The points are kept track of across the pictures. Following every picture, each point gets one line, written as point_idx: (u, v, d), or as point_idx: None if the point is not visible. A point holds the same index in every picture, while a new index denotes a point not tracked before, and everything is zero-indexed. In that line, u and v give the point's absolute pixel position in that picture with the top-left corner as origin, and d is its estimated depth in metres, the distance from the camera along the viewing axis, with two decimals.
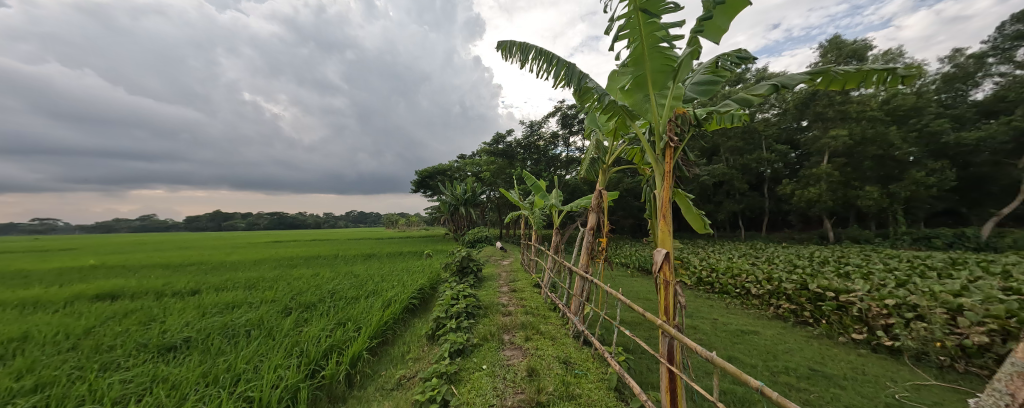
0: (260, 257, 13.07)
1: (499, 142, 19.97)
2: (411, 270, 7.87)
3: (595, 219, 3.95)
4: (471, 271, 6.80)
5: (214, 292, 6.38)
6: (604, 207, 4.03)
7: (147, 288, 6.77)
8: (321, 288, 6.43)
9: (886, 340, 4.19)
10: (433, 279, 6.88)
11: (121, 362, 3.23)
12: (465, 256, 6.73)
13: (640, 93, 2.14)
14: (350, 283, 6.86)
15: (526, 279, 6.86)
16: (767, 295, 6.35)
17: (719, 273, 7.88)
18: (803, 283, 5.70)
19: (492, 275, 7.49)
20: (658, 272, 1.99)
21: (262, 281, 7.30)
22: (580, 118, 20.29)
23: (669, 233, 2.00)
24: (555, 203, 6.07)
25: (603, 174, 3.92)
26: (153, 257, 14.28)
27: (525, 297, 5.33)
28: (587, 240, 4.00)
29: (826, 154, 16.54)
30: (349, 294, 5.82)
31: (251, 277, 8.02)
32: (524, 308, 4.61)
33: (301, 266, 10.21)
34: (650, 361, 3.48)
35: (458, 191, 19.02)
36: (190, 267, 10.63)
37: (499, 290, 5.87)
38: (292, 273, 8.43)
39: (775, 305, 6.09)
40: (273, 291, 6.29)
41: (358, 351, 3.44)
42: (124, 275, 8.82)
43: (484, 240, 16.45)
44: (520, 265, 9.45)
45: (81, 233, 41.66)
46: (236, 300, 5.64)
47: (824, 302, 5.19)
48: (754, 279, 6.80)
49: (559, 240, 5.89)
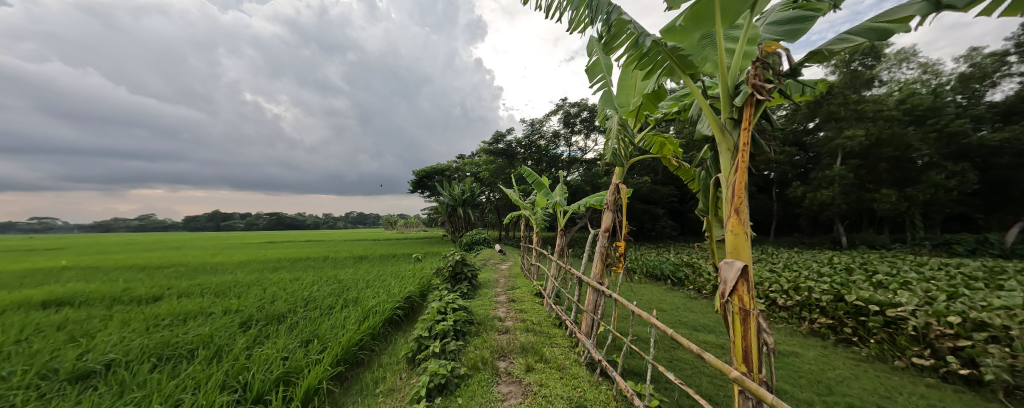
0: (247, 260, 12.36)
1: (498, 142, 19.25)
2: (401, 275, 7.18)
3: (611, 220, 3.27)
4: (465, 278, 6.10)
5: (180, 299, 5.69)
6: (622, 205, 3.34)
7: (102, 294, 6.04)
8: (298, 296, 5.73)
9: (959, 368, 3.49)
10: (423, 285, 6.18)
11: (11, 396, 2.55)
12: (458, 260, 6.03)
13: (698, 30, 1.50)
14: (332, 290, 6.16)
15: (526, 287, 6.17)
16: (796, 307, 5.67)
17: None
18: (837, 294, 5.03)
19: (489, 282, 6.76)
20: (727, 295, 1.33)
21: (236, 287, 6.58)
22: (582, 117, 19.58)
23: (744, 238, 1.32)
24: (560, 202, 5.32)
25: (620, 165, 3.21)
26: (137, 258, 13.61)
27: (526, 310, 4.62)
28: (601, 244, 3.31)
29: (839, 155, 15.85)
30: (325, 304, 5.14)
31: (225, 281, 7.28)
32: (524, 324, 3.91)
33: (288, 269, 9.54)
34: (682, 398, 2.78)
35: (456, 192, 18.32)
36: (168, 269, 9.90)
37: (495, 300, 5.17)
38: (273, 278, 7.74)
39: (809, 319, 5.39)
40: (242, 299, 5.59)
41: (315, 382, 2.76)
42: (90, 278, 8.07)
43: (483, 242, 15.74)
44: (519, 270, 8.74)
45: (75, 232, 40.96)
46: (196, 310, 4.94)
47: (868, 318, 4.51)
48: (780, 289, 6.11)
49: (564, 244, 5.18)
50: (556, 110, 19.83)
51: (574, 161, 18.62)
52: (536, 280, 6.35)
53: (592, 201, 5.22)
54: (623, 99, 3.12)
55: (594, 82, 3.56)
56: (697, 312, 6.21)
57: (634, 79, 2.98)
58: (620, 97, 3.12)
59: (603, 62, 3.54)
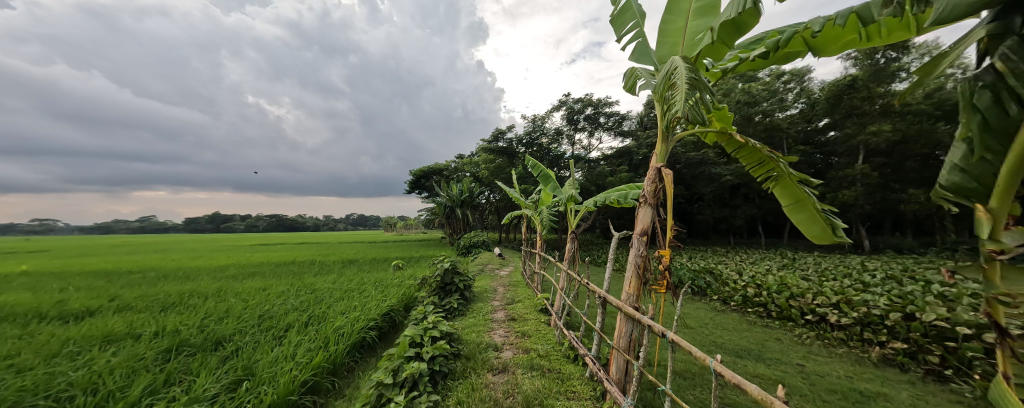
0: (228, 264, 11.51)
1: (497, 140, 18.29)
2: (385, 284, 6.23)
3: (651, 218, 2.30)
4: (455, 290, 5.11)
5: (115, 315, 4.75)
6: (666, 198, 2.35)
7: (23, 309, 5.07)
8: (256, 311, 4.82)
9: None
10: (406, 298, 5.24)
11: None
12: (448, 268, 5.07)
13: None
14: (299, 303, 5.20)
15: (526, 299, 5.22)
16: (855, 326, 4.68)
17: (772, 291, 6.19)
18: (908, 311, 4.21)
19: (484, 292, 5.79)
20: None
21: (190, 299, 5.64)
22: (585, 114, 18.67)
23: None
24: (573, 196, 4.31)
25: (663, 140, 2.31)
26: (115, 262, 12.81)
27: (530, 335, 3.64)
28: (636, 253, 2.32)
29: (862, 153, 14.81)
30: (284, 322, 4.24)
31: (182, 291, 6.31)
32: (527, 357, 2.95)
33: (266, 276, 8.62)
34: None
35: (453, 192, 17.36)
36: (135, 275, 8.98)
37: (491, 319, 4.22)
38: (241, 286, 6.79)
39: (876, 342, 4.40)
40: (187, 315, 4.68)
41: None
42: (38, 286, 7.16)
43: (481, 245, 14.80)
44: (520, 276, 7.78)
45: (71, 234, 40.41)
46: (122, 330, 4.02)
47: (957, 344, 3.64)
48: (831, 303, 5.14)
49: (575, 249, 4.20)
50: (558, 106, 18.89)
51: (577, 159, 17.65)
52: (541, 292, 5.33)
53: (613, 196, 4.15)
54: (668, 50, 2.34)
55: (622, 32, 2.64)
56: (736, 330, 5.20)
57: (684, 20, 2.24)
58: (662, 47, 2.35)
59: (635, 6, 2.61)
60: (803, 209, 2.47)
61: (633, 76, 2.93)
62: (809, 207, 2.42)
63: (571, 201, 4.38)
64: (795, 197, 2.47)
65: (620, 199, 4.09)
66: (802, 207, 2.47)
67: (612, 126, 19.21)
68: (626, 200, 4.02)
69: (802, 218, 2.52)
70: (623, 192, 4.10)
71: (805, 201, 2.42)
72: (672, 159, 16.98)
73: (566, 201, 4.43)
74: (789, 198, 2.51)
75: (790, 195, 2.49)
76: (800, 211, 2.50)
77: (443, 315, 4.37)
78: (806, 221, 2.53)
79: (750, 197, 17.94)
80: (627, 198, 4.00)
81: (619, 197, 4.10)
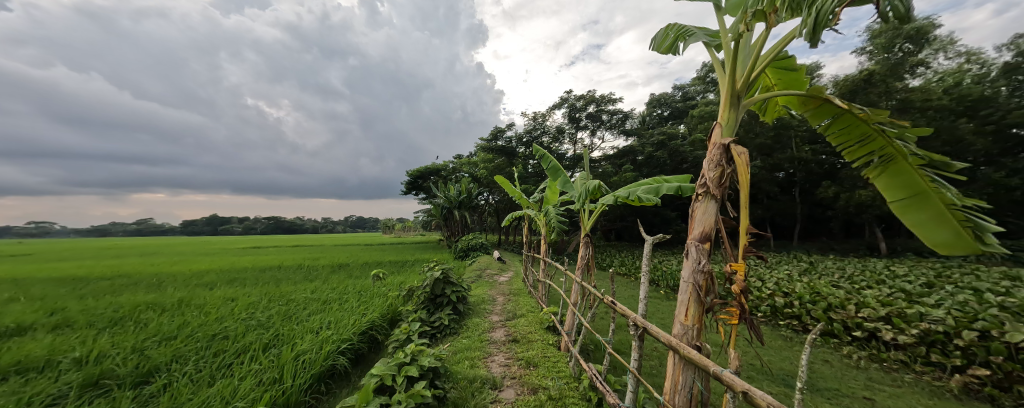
0: (210, 269, 10.78)
1: (497, 139, 17.66)
2: (370, 293, 5.47)
3: (716, 214, 1.58)
4: (447, 303, 4.35)
5: (42, 335, 3.99)
6: (737, 183, 1.63)
7: None
8: (211, 328, 4.07)
9: None
10: (391, 312, 4.51)
11: None
12: (438, 278, 4.34)
13: None
14: (265, 318, 4.47)
15: (530, 313, 4.50)
16: (919, 346, 3.96)
17: (805, 301, 5.48)
18: (986, 330, 3.51)
19: (482, 304, 5.05)
20: None
21: (142, 313, 4.89)
22: (587, 112, 17.98)
23: None
24: (603, 185, 3.34)
25: (731, 107, 1.62)
26: (92, 267, 12.07)
27: (537, 366, 2.90)
28: (693, 268, 1.59)
29: None
30: (236, 346, 3.50)
31: (138, 304, 5.55)
32: (536, 403, 2.25)
33: (246, 283, 7.88)
34: None
35: (452, 193, 16.65)
36: (105, 283, 8.26)
37: (489, 342, 3.48)
38: (210, 296, 6.06)
39: (953, 369, 3.66)
40: (129, 335, 3.96)
41: None
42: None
43: (480, 249, 14.04)
44: (521, 284, 7.05)
45: (70, 236, 40.11)
46: (36, 357, 3.29)
47: None
48: (880, 316, 4.44)
49: (589, 257, 3.47)
50: (560, 103, 18.20)
51: (579, 159, 16.94)
52: (547, 305, 4.59)
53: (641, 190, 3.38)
54: None
55: None
56: (774, 349, 4.51)
57: None
58: None
59: None
60: (923, 206, 1.80)
61: (672, 33, 2.24)
62: (936, 202, 1.74)
63: (598, 191, 3.43)
64: (911, 188, 1.80)
65: (649, 193, 3.33)
66: (922, 202, 1.80)
67: (616, 125, 18.50)
68: (658, 194, 3.28)
69: (921, 218, 1.85)
70: (652, 186, 3.35)
71: (928, 194, 1.75)
72: (678, 158, 16.30)
73: (589, 192, 3.48)
74: (902, 192, 1.85)
75: (905, 187, 1.82)
76: (921, 208, 1.82)
77: (429, 340, 3.61)
78: (927, 222, 1.85)
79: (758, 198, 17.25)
80: (658, 193, 3.27)
81: (648, 191, 3.35)
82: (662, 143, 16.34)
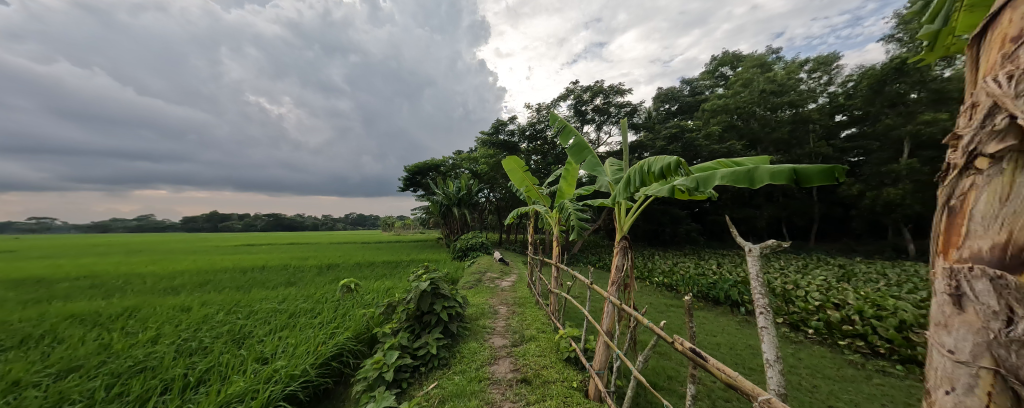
0: (188, 270, 9.87)
1: (499, 132, 16.74)
2: (349, 305, 4.56)
3: None
4: (436, 322, 3.41)
5: None
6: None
7: None
8: (134, 353, 3.16)
9: None
10: (366, 334, 3.53)
11: None
12: (426, 291, 3.41)
13: None
14: (212, 338, 3.58)
15: (542, 335, 3.57)
16: None
17: (868, 316, 4.49)
18: None
19: (481, 321, 4.11)
20: None
21: (67, 329, 3.98)
22: (594, 104, 16.99)
23: None
24: (681, 162, 2.17)
25: None
26: (61, 266, 11.09)
27: None
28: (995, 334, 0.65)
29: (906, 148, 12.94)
30: (132, 393, 2.52)
31: (69, 315, 4.63)
32: None
33: (214, 288, 6.91)
34: None
35: (451, 189, 15.73)
36: (61, 287, 7.33)
37: (489, 387, 2.50)
38: (165, 304, 5.17)
39: None
40: (20, 363, 3.05)
41: None
42: None
43: (480, 248, 13.00)
44: (527, 292, 6.09)
45: (75, 232, 40.03)
46: None
47: None
48: None
49: (626, 265, 2.54)
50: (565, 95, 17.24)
51: None
52: (563, 325, 3.67)
53: (723, 176, 2.25)
54: None
55: None
56: (855, 392, 3.52)
57: None
58: None
59: None
60: None
61: None
62: None
63: (671, 173, 2.25)
64: None
65: (738, 181, 2.19)
66: None
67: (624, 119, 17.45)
68: (752, 183, 2.15)
69: None
70: (741, 171, 2.21)
71: None
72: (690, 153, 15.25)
73: (651, 174, 2.34)
74: None
75: None
76: None
77: (399, 390, 2.61)
78: None
79: (774, 196, 16.19)
80: (754, 180, 2.14)
81: (735, 178, 2.22)
82: (674, 136, 15.05)
